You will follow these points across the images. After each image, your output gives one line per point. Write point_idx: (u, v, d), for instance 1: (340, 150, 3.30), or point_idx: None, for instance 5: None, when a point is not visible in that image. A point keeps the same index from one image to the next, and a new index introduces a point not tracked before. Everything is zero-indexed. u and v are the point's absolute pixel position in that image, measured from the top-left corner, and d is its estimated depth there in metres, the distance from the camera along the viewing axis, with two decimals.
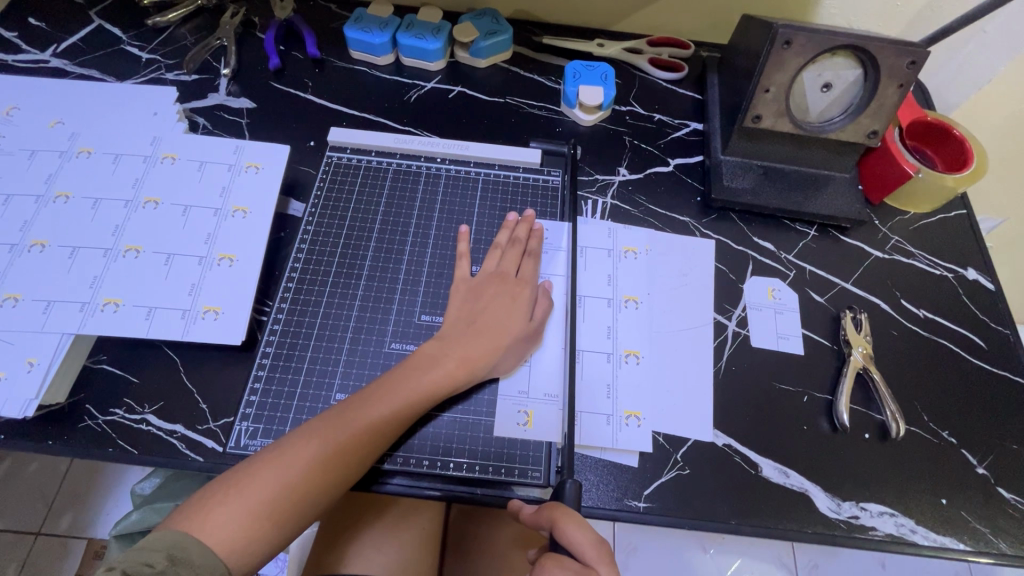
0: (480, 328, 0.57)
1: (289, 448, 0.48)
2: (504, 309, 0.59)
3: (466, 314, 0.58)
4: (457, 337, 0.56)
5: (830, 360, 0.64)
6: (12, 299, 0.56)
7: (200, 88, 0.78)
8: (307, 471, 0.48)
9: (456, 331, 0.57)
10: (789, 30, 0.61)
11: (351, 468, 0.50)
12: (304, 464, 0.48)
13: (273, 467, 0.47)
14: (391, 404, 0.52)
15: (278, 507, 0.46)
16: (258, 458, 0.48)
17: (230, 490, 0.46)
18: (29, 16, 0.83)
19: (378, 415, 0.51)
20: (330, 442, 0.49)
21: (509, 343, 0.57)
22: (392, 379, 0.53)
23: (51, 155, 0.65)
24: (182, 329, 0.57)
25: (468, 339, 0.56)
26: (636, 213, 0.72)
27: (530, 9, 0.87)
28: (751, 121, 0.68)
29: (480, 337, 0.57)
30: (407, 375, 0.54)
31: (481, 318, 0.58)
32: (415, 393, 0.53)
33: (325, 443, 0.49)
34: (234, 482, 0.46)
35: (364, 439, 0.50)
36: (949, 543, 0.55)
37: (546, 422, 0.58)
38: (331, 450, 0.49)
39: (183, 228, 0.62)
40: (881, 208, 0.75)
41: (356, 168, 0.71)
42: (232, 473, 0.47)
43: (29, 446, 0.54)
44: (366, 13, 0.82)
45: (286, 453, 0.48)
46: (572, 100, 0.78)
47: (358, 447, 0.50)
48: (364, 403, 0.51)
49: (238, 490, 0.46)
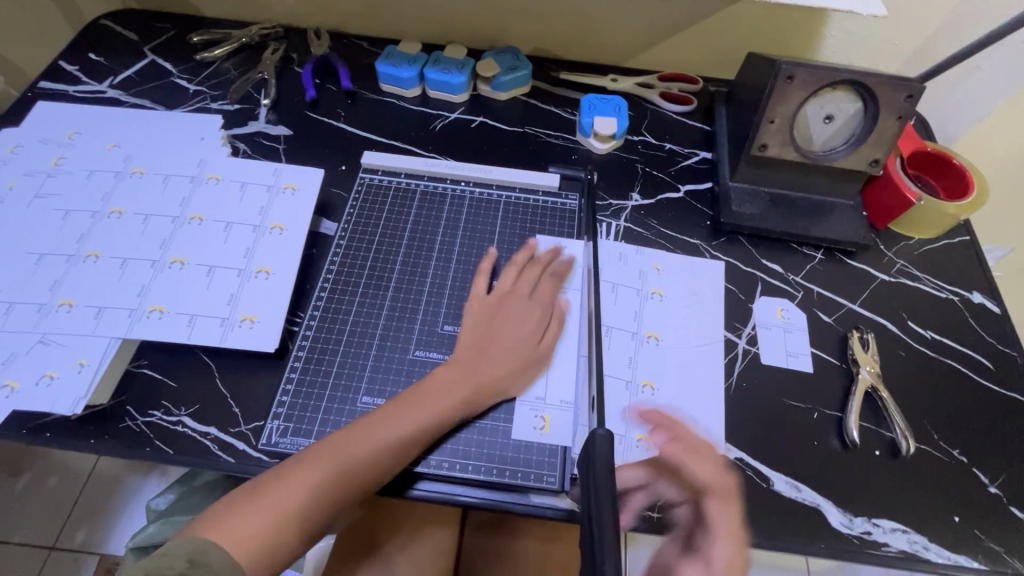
0: (496, 351, 0.61)
1: (318, 458, 0.52)
2: (519, 331, 0.62)
3: (482, 334, 0.62)
4: (474, 360, 0.60)
5: (839, 379, 0.66)
6: (66, 304, 0.61)
7: (242, 116, 0.84)
8: (327, 482, 0.51)
9: (473, 352, 0.60)
10: (791, 66, 0.66)
11: (369, 481, 0.53)
12: (324, 476, 0.51)
13: (296, 479, 0.50)
14: (411, 423, 0.55)
15: (299, 515, 0.49)
16: (284, 468, 0.51)
17: (257, 497, 0.49)
18: (88, 52, 0.91)
19: (398, 430, 0.54)
20: (353, 454, 0.52)
21: (521, 364, 0.61)
22: (411, 399, 0.56)
23: (107, 175, 0.71)
24: (221, 336, 0.61)
25: (484, 361, 0.60)
26: (648, 235, 0.76)
27: (547, 47, 0.93)
28: (758, 149, 0.72)
29: (495, 359, 0.60)
30: (427, 396, 0.57)
31: (497, 340, 0.61)
32: (432, 412, 0.56)
33: (347, 458, 0.52)
34: (261, 492, 0.49)
35: (385, 454, 0.53)
36: (963, 562, 0.56)
37: (561, 427, 0.60)
38: (352, 461, 0.52)
39: (224, 243, 0.67)
40: (886, 233, 0.78)
41: (386, 189, 0.76)
42: (260, 479, 0.51)
43: (72, 445, 0.57)
44: (396, 49, 0.88)
45: (310, 465, 0.51)
46: (587, 130, 0.83)
47: (374, 464, 0.53)
48: (385, 420, 0.55)
49: (264, 497, 0.49)
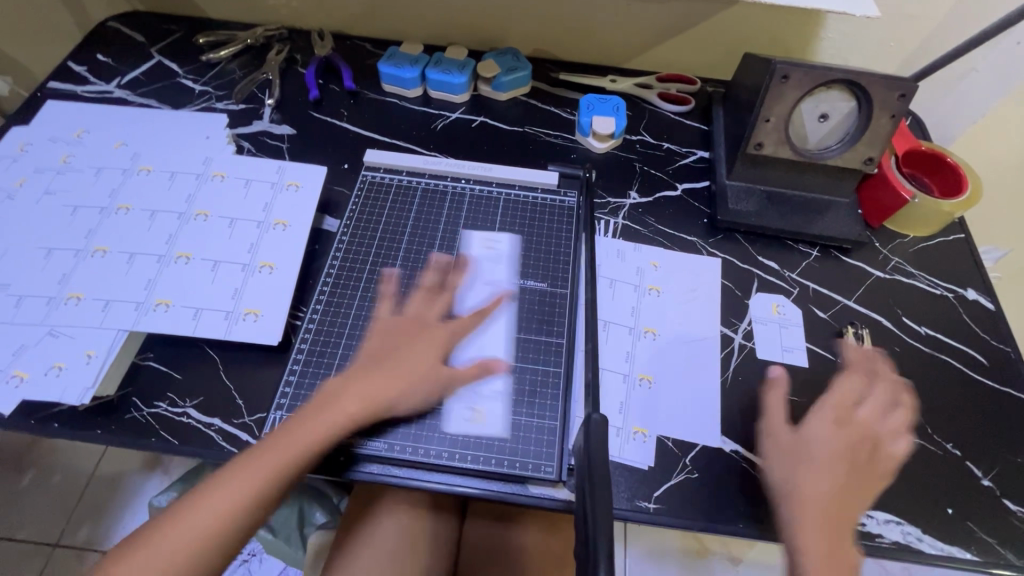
0: (390, 364, 0.58)
1: (202, 500, 0.49)
2: (414, 343, 0.60)
3: (378, 351, 0.59)
4: (364, 377, 0.57)
5: (834, 373, 0.67)
6: (74, 297, 0.62)
7: (247, 115, 0.86)
8: (208, 520, 0.48)
9: (364, 369, 0.57)
10: (785, 66, 0.67)
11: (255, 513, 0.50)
12: (205, 515, 0.48)
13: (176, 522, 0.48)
14: (290, 447, 0.52)
15: (182, 560, 0.47)
16: (166, 513, 0.49)
17: (138, 547, 0.47)
18: (97, 53, 0.92)
19: (276, 457, 0.51)
20: (229, 487, 0.50)
21: (419, 376, 0.58)
22: (293, 423, 0.54)
23: (114, 173, 0.72)
24: (225, 329, 0.62)
25: (375, 376, 0.57)
26: (646, 233, 0.77)
27: (547, 48, 0.94)
28: (754, 148, 0.73)
29: (389, 373, 0.57)
30: (310, 417, 0.54)
31: (391, 355, 0.59)
32: (314, 433, 0.53)
33: (223, 493, 0.49)
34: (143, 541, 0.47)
35: (265, 483, 0.50)
36: (956, 553, 0.56)
37: (493, 418, 0.60)
38: (230, 495, 0.49)
39: (229, 239, 0.68)
40: (881, 231, 0.79)
41: (388, 186, 0.77)
42: (145, 529, 0.48)
43: (79, 435, 0.58)
44: (399, 50, 0.90)
45: (189, 507, 0.49)
46: (586, 130, 0.84)
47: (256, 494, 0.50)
48: (266, 448, 0.52)
49: (145, 545, 0.47)
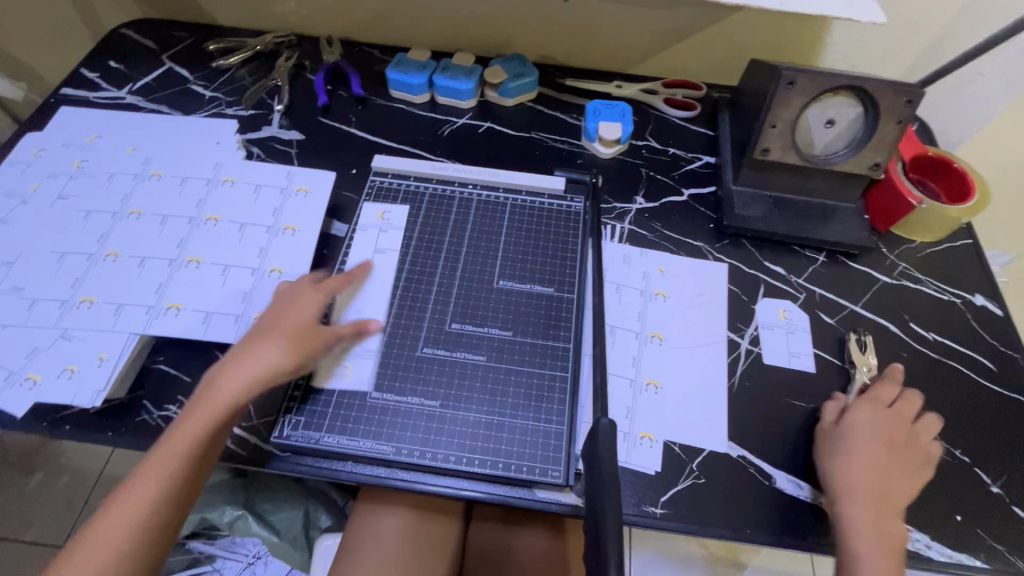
0: (276, 331, 0.58)
1: (130, 495, 0.50)
2: (295, 309, 0.60)
3: (263, 322, 0.60)
4: (250, 348, 0.57)
5: (841, 379, 0.67)
6: (86, 301, 0.63)
7: (256, 121, 0.87)
8: (138, 510, 0.50)
9: (248, 340, 0.58)
10: (791, 72, 0.67)
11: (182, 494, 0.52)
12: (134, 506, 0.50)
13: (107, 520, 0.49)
14: (192, 430, 0.53)
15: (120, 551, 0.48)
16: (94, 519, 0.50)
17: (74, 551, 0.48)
18: (109, 59, 0.94)
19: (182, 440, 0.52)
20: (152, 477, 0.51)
21: (305, 336, 0.59)
22: (192, 406, 0.54)
23: (126, 178, 0.73)
24: (234, 332, 0.63)
25: (259, 344, 0.57)
26: (651, 238, 0.77)
27: (554, 54, 0.95)
28: (760, 153, 0.74)
29: (274, 339, 0.58)
30: (206, 397, 0.55)
31: (273, 323, 0.59)
32: (214, 410, 0.54)
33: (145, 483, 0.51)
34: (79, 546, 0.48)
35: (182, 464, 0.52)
36: (965, 560, 0.56)
37: (363, 372, 0.62)
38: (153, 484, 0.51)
39: (238, 243, 0.69)
40: (888, 236, 0.79)
41: (396, 191, 0.78)
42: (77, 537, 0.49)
43: (90, 437, 0.59)
44: (406, 57, 0.91)
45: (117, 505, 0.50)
46: (592, 135, 0.84)
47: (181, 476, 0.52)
48: (173, 434, 0.53)
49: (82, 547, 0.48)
